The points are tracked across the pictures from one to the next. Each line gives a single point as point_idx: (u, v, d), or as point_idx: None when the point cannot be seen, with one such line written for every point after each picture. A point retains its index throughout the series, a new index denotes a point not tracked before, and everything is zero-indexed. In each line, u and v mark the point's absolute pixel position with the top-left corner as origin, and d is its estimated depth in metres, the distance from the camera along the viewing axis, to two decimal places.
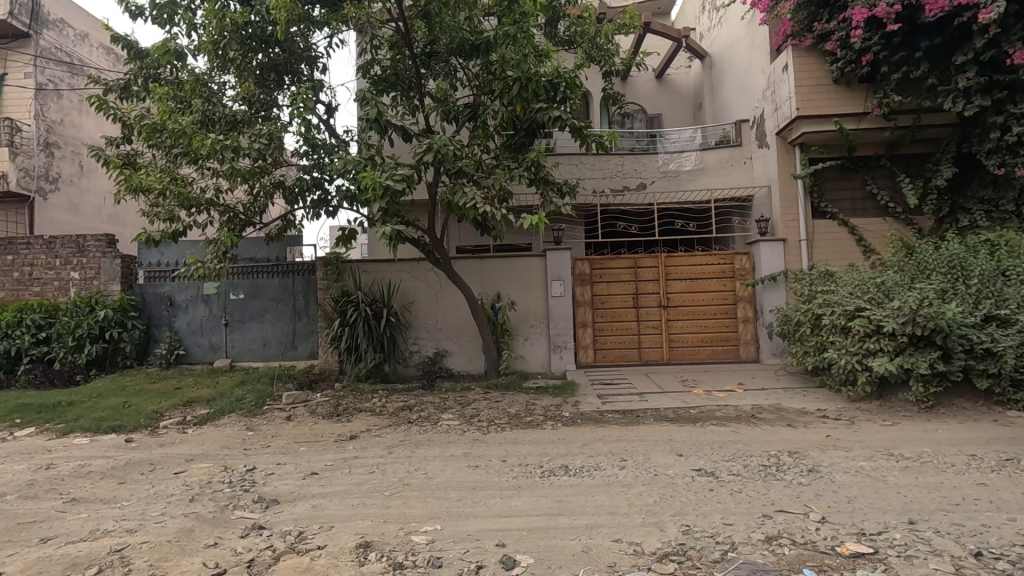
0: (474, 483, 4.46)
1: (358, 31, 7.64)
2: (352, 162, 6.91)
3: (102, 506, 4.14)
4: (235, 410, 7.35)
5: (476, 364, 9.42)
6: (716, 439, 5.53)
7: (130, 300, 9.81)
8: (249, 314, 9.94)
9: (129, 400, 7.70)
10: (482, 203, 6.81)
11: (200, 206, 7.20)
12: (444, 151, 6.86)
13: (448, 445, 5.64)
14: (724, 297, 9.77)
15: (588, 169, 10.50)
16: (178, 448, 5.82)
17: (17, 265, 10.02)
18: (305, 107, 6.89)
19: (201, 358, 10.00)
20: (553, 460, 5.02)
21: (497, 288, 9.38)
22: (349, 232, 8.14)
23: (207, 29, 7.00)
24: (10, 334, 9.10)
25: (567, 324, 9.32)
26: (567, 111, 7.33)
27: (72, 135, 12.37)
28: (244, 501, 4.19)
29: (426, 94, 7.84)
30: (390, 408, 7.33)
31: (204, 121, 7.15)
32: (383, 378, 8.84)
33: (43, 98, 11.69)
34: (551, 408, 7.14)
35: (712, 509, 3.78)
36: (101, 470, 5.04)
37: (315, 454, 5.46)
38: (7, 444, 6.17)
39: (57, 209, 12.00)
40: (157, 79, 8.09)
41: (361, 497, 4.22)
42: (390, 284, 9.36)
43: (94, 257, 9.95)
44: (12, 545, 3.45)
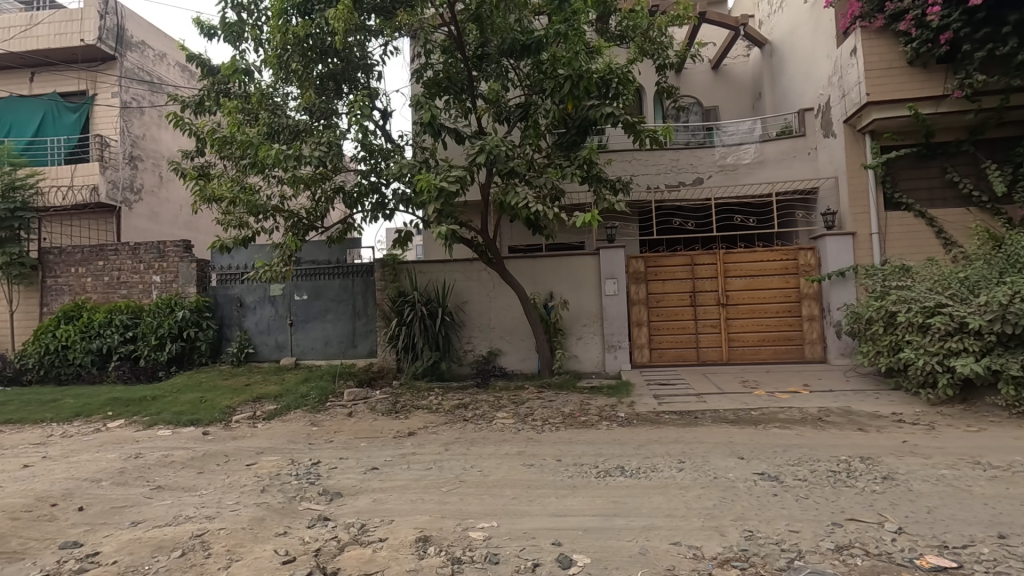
0: (529, 482, 4.49)
1: (412, 37, 7.82)
2: (407, 165, 7.08)
3: (182, 494, 4.45)
4: (300, 405, 7.71)
5: (530, 363, 9.43)
6: (779, 441, 5.32)
7: (205, 302, 10.45)
8: (312, 314, 10.38)
9: (204, 395, 8.21)
10: (534, 203, 6.83)
11: (267, 212, 7.59)
12: (496, 151, 6.92)
13: (503, 444, 5.69)
14: (788, 294, 9.35)
15: (642, 165, 10.31)
16: (250, 441, 6.16)
17: (106, 270, 10.88)
18: (363, 114, 7.15)
19: (268, 356, 10.52)
20: (608, 461, 4.97)
21: (550, 287, 9.36)
22: (405, 234, 8.36)
23: (271, 45, 7.38)
24: (102, 333, 9.94)
25: (621, 324, 9.20)
26: (620, 108, 7.24)
27: (153, 149, 13.30)
28: (310, 493, 4.39)
29: (478, 96, 7.94)
30: (446, 406, 7.47)
31: (269, 132, 7.55)
32: (439, 376, 9.03)
33: (127, 115, 12.62)
34: (605, 408, 7.08)
35: (777, 514, 3.64)
36: (182, 461, 5.41)
37: (375, 450, 5.65)
38: (100, 434, 6.72)
39: (140, 217, 12.91)
40: (226, 93, 8.57)
41: (419, 492, 4.34)
42: (445, 284, 9.54)
43: (173, 261, 10.65)
44: (107, 527, 3.76)
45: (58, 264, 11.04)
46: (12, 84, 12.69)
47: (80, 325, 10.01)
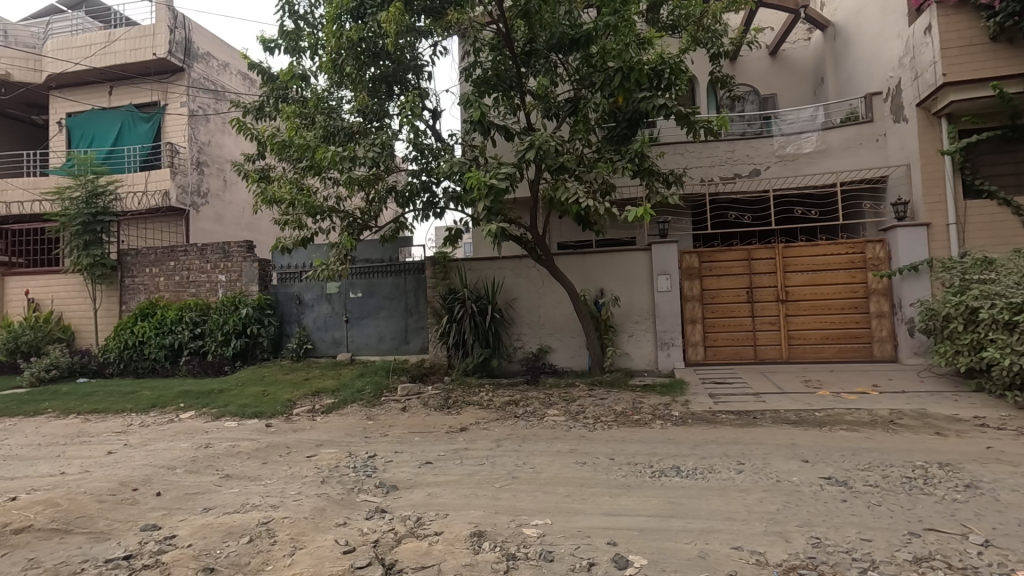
0: (582, 480, 4.45)
1: (461, 36, 7.88)
2: (457, 164, 7.16)
3: (249, 482, 4.67)
4: (356, 400, 7.94)
5: (580, 360, 9.35)
6: (846, 444, 5.06)
7: (267, 300, 10.93)
8: (366, 311, 10.67)
9: (267, 389, 8.58)
10: (585, 198, 6.76)
11: (323, 212, 7.89)
12: (545, 147, 6.89)
13: (555, 441, 5.67)
14: (854, 289, 8.87)
15: (695, 157, 10.02)
16: (310, 434, 6.39)
17: (178, 270, 11.55)
18: (414, 115, 7.27)
19: (326, 352, 10.89)
20: (663, 461, 4.86)
21: (600, 283, 9.24)
22: (455, 231, 8.46)
23: (326, 50, 7.59)
24: (174, 330, 10.55)
25: (674, 321, 8.97)
26: (672, 99, 7.04)
27: (217, 154, 14.00)
28: (367, 485, 4.51)
29: (527, 92, 7.92)
30: (496, 402, 7.52)
31: (325, 135, 7.80)
32: (489, 373, 9.10)
33: (195, 123, 13.35)
34: (658, 407, 6.93)
35: (846, 522, 3.45)
36: (247, 451, 5.68)
37: (428, 444, 5.74)
38: (174, 424, 7.14)
39: (207, 220, 13.64)
40: (285, 99, 8.90)
41: (473, 487, 4.37)
42: (494, 281, 9.58)
43: (237, 261, 11.18)
44: (182, 512, 3.99)
45: (135, 265, 11.81)
46: (93, 98, 13.64)
47: (154, 322, 10.66)
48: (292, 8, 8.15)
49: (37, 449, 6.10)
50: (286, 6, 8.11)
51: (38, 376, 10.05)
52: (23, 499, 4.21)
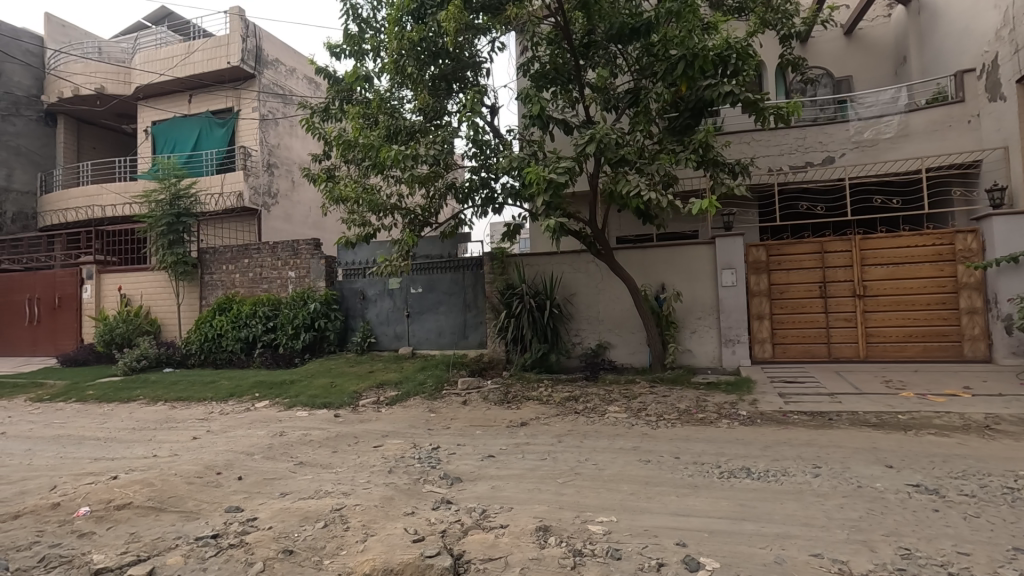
0: (647, 478, 4.36)
1: (518, 32, 7.87)
2: (516, 159, 7.16)
3: (322, 470, 4.87)
4: (419, 393, 8.13)
5: (640, 357, 9.16)
6: (936, 450, 4.71)
7: (333, 295, 11.38)
8: (427, 306, 10.89)
9: (334, 380, 8.94)
10: (647, 190, 6.61)
11: (386, 210, 8.12)
12: (606, 140, 6.77)
13: (617, 438, 5.59)
14: (941, 284, 8.26)
15: (763, 146, 9.61)
16: (376, 425, 6.61)
17: (251, 267, 12.19)
18: (474, 111, 7.33)
19: (388, 346, 11.20)
20: (731, 461, 4.70)
21: (661, 278, 9.03)
22: (514, 226, 8.49)
23: (389, 51, 7.77)
24: (249, 323, 11.17)
25: (739, 316, 8.62)
26: (740, 85, 6.74)
27: (286, 156, 14.67)
28: (432, 476, 4.61)
29: (586, 85, 7.82)
30: (556, 397, 7.50)
31: (388, 134, 8.01)
32: (548, 368, 9.09)
33: (266, 127, 14.03)
34: (724, 405, 6.70)
35: (939, 533, 3.21)
36: (319, 440, 5.94)
37: (489, 438, 5.80)
38: (251, 413, 7.57)
39: (277, 220, 14.33)
40: (349, 100, 9.19)
41: (536, 482, 4.38)
42: (553, 276, 9.55)
43: (305, 257, 11.68)
44: (262, 496, 4.22)
45: (213, 262, 12.57)
46: (175, 106, 14.58)
47: (231, 316, 11.33)
48: (355, 12, 8.39)
49: (132, 433, 6.62)
50: (350, 11, 8.36)
51: (130, 365, 10.86)
52: (122, 478, 4.58)
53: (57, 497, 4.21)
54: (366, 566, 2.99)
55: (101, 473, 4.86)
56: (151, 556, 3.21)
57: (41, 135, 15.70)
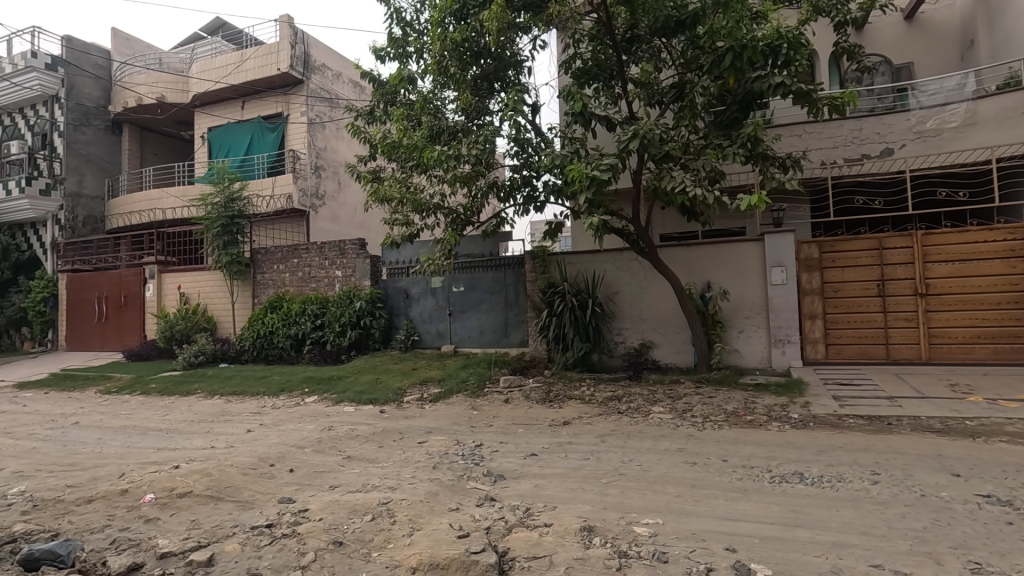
0: (693, 480, 4.27)
1: (560, 29, 7.83)
2: (558, 157, 7.12)
3: (368, 464, 4.99)
4: (461, 390, 8.22)
5: (685, 357, 8.97)
6: (1008, 459, 4.41)
7: (377, 294, 11.64)
8: (468, 305, 10.98)
9: (379, 377, 9.15)
10: (692, 186, 6.46)
11: (428, 209, 8.26)
12: (650, 136, 6.62)
13: (661, 439, 5.49)
14: (1011, 282, 7.78)
15: (815, 138, 9.24)
16: (419, 421, 6.72)
17: (300, 267, 12.60)
18: (515, 110, 7.34)
19: (431, 343, 11.37)
20: (783, 465, 4.54)
21: (707, 276, 8.81)
22: (555, 225, 8.46)
23: (432, 53, 7.86)
24: (298, 321, 11.55)
25: (790, 316, 8.32)
26: (791, 76, 6.50)
27: (333, 159, 15.09)
28: (475, 473, 4.65)
29: (629, 81, 7.71)
30: (599, 397, 7.44)
31: (431, 134, 8.12)
32: (590, 368, 9.02)
33: (313, 131, 14.47)
34: (774, 408, 6.48)
35: (1013, 548, 3.01)
36: (365, 435, 6.08)
37: (532, 436, 5.81)
38: (301, 407, 7.83)
39: (324, 221, 14.75)
40: (393, 102, 9.34)
41: (579, 481, 4.35)
42: (595, 275, 9.47)
43: (351, 257, 11.98)
44: (313, 488, 4.36)
45: (265, 262, 13.06)
46: (228, 113, 15.19)
47: (281, 314, 11.75)
48: (399, 16, 8.54)
49: (191, 425, 6.95)
50: (394, 15, 8.51)
51: (189, 360, 11.40)
52: (183, 468, 4.82)
53: (125, 484, 4.48)
54: (413, 560, 3.04)
55: (165, 463, 5.13)
56: (211, 542, 3.37)
57: (108, 143, 16.69)
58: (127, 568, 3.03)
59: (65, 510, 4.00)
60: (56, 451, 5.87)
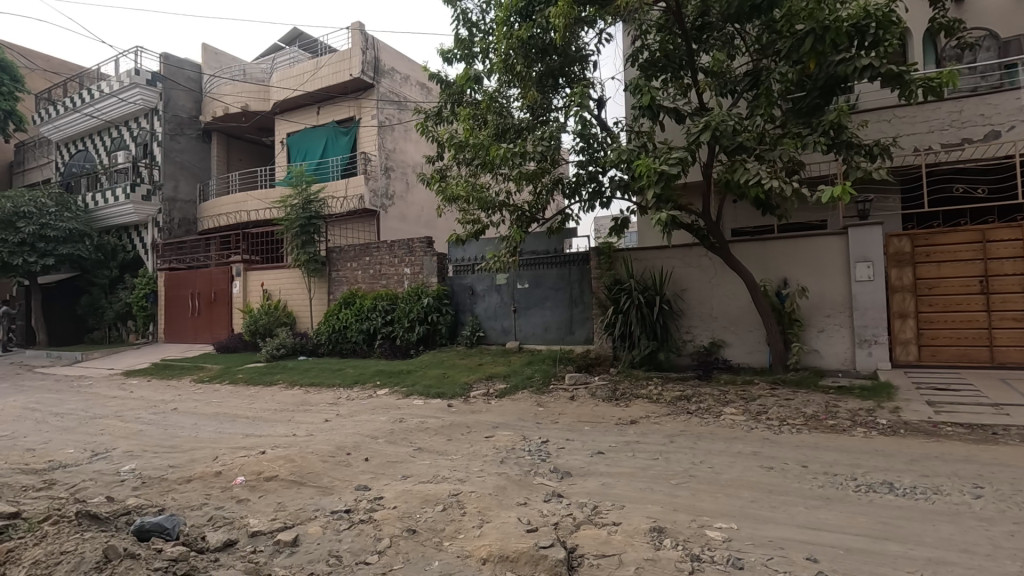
0: (770, 486, 4.08)
1: (626, 21, 7.68)
2: (625, 152, 6.99)
3: (438, 456, 5.14)
4: (526, 387, 8.28)
5: (759, 356, 8.58)
6: None
7: (444, 291, 11.91)
8: (533, 302, 11.02)
9: (446, 372, 9.37)
10: (768, 178, 6.16)
11: (494, 207, 8.36)
12: (722, 127, 6.35)
13: (735, 441, 5.30)
14: None
15: (908, 122, 8.58)
16: (486, 416, 6.83)
17: (371, 265, 13.11)
18: (581, 106, 7.27)
19: (496, 339, 11.50)
20: (869, 474, 4.27)
21: (783, 272, 8.39)
22: (621, 221, 8.33)
23: (498, 52, 7.92)
24: (369, 316, 12.06)
25: (877, 314, 7.76)
26: (881, 57, 6.05)
27: (401, 160, 15.57)
28: (542, 469, 4.67)
29: (699, 70, 7.46)
30: (667, 396, 7.27)
31: (497, 133, 8.23)
32: (657, 366, 8.82)
33: (383, 133, 14.99)
34: (859, 412, 6.08)
35: None
36: (434, 428, 6.26)
37: (598, 434, 5.77)
38: (373, 399, 8.17)
39: (393, 220, 15.26)
40: (460, 103, 9.50)
41: (648, 482, 4.28)
42: (662, 271, 9.25)
43: (419, 255, 12.34)
44: (387, 477, 4.55)
45: (339, 260, 13.69)
46: (304, 118, 15.99)
47: (355, 310, 12.30)
48: (465, 17, 8.68)
49: (275, 413, 7.42)
50: (460, 16, 8.66)
51: (272, 353, 12.15)
52: (270, 453, 5.16)
53: (219, 466, 4.85)
54: (483, 551, 3.11)
55: (252, 448, 5.50)
56: (296, 524, 3.59)
57: (199, 150, 18.04)
58: (224, 543, 3.28)
59: (168, 487, 4.39)
60: (160, 434, 6.44)
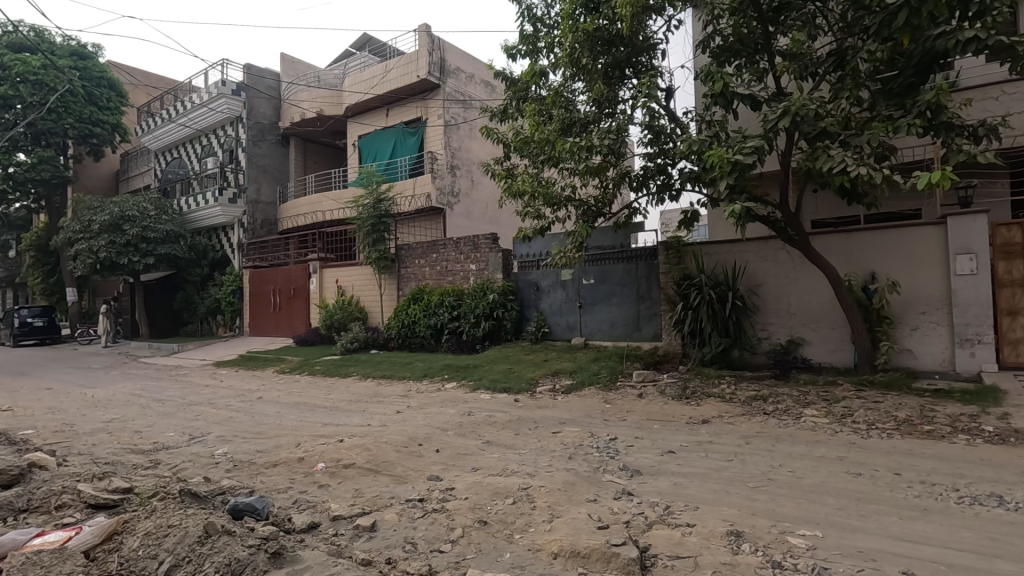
0: (859, 494, 3.83)
1: (697, 6, 7.40)
2: (696, 142, 6.74)
3: (506, 450, 5.20)
4: (593, 383, 8.21)
5: (843, 356, 8.05)
6: None
7: (509, 287, 12.00)
8: (599, 298, 10.90)
9: (513, 367, 9.44)
10: (854, 165, 5.74)
11: (559, 202, 8.33)
12: (803, 112, 6.00)
13: (817, 445, 5.01)
14: None
15: (1018, 99, 7.79)
16: (553, 412, 6.83)
17: (439, 261, 13.41)
18: (650, 95, 7.08)
19: (561, 335, 11.46)
20: (974, 485, 3.91)
21: (871, 266, 7.86)
22: (691, 214, 8.05)
23: (564, 46, 7.87)
24: (437, 312, 12.35)
25: (982, 311, 7.07)
26: (989, 27, 5.47)
27: (466, 157, 15.82)
28: (612, 466, 4.62)
29: (777, 53, 7.08)
30: (741, 396, 6.97)
31: (563, 128, 8.20)
32: (730, 365, 8.48)
33: (449, 132, 15.28)
34: (961, 418, 5.57)
35: None
36: (502, 422, 6.34)
37: (668, 433, 5.63)
38: (441, 393, 8.37)
39: (459, 217, 15.53)
40: (525, 98, 9.50)
41: (723, 484, 4.13)
42: (735, 266, 8.87)
43: (485, 251, 12.51)
44: (457, 468, 4.65)
45: (408, 258, 14.10)
46: (374, 120, 16.57)
47: (423, 305, 12.64)
48: (530, 13, 8.68)
49: (350, 404, 7.77)
50: (525, 12, 8.67)
51: (346, 346, 12.73)
52: (347, 442, 5.40)
53: (302, 452, 5.14)
54: (553, 546, 3.11)
55: (331, 436, 5.79)
56: (373, 510, 3.74)
57: (279, 154, 19.10)
58: (308, 525, 3.48)
59: (257, 471, 4.71)
60: (248, 421, 6.90)
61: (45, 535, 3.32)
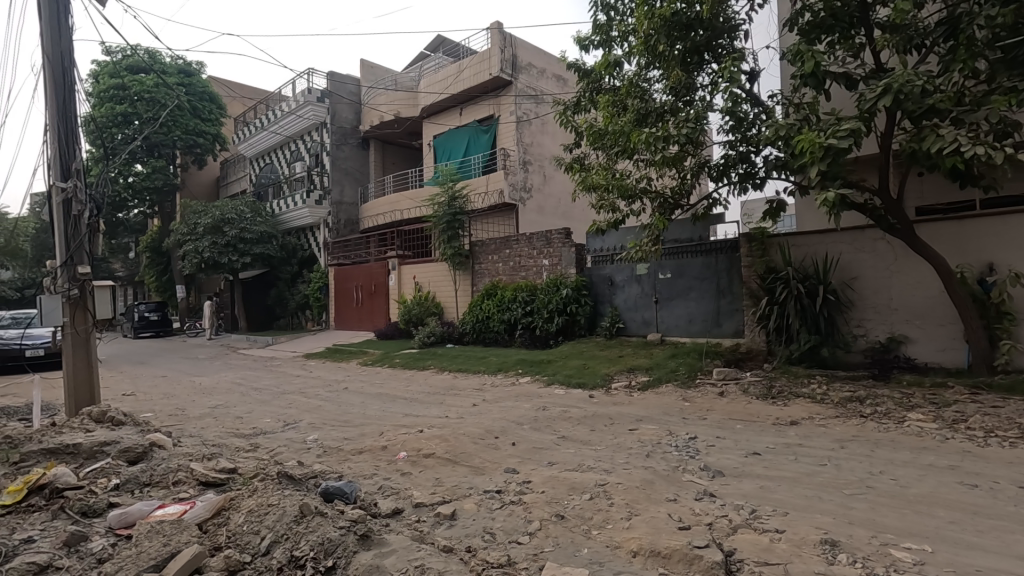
0: (975, 507, 3.47)
1: None
2: (783, 126, 6.34)
3: (582, 446, 5.16)
4: (671, 380, 7.98)
5: (954, 356, 7.32)
6: None
7: (582, 282, 11.89)
8: (677, 292, 10.57)
9: (586, 363, 9.37)
10: (970, 144, 5.17)
11: (634, 195, 8.13)
12: (907, 88, 5.48)
13: (924, 452, 4.59)
14: None
15: None
16: (629, 408, 6.72)
17: (511, 257, 13.53)
18: (732, 79, 6.73)
19: (636, 331, 11.22)
20: None
21: (988, 256, 7.08)
22: (777, 204, 7.61)
23: (639, 33, 7.66)
24: (510, 307, 12.46)
25: None
26: None
27: (538, 153, 15.83)
28: (692, 466, 4.47)
29: (876, 26, 6.51)
30: (834, 396, 6.52)
31: (638, 118, 7.99)
32: (821, 363, 7.94)
33: (521, 128, 15.34)
34: None
35: None
36: (577, 417, 6.31)
37: (753, 434, 5.37)
38: (516, 387, 8.46)
39: (532, 212, 15.58)
40: (598, 89, 9.33)
41: (815, 489, 3.88)
42: (827, 257, 8.29)
43: (558, 246, 12.47)
44: (533, 462, 4.68)
45: (481, 254, 14.32)
46: (448, 120, 16.94)
47: (497, 301, 12.81)
48: (604, 1, 8.51)
49: (428, 396, 8.03)
50: (598, 1, 8.52)
51: (423, 340, 13.19)
52: (426, 432, 5.59)
53: (384, 441, 5.37)
54: (632, 544, 3.06)
55: (411, 426, 6.00)
56: (452, 500, 3.85)
57: (360, 157, 20.00)
58: (392, 510, 3.63)
59: (344, 457, 4.98)
60: (335, 409, 7.32)
61: (165, 508, 3.69)
